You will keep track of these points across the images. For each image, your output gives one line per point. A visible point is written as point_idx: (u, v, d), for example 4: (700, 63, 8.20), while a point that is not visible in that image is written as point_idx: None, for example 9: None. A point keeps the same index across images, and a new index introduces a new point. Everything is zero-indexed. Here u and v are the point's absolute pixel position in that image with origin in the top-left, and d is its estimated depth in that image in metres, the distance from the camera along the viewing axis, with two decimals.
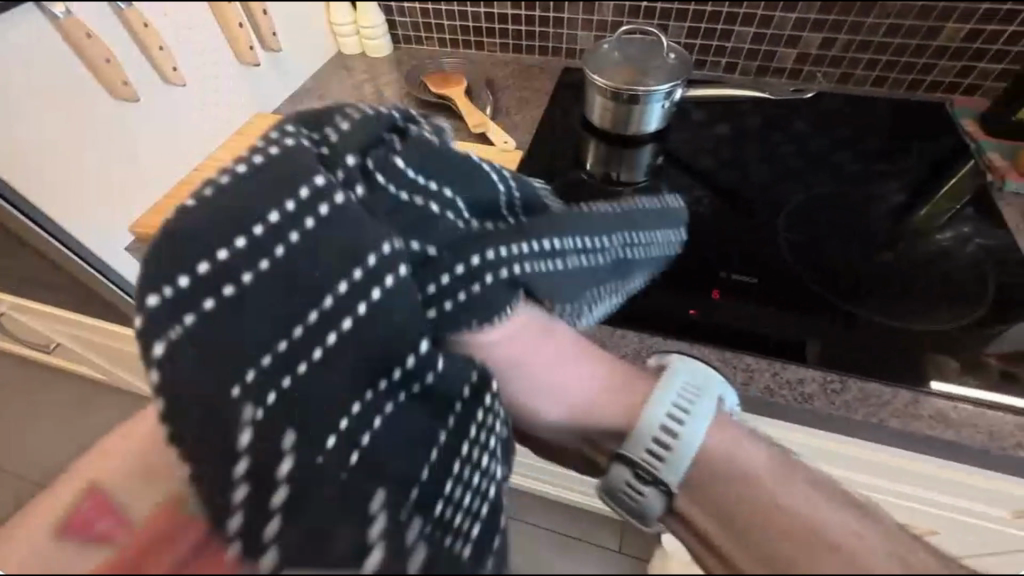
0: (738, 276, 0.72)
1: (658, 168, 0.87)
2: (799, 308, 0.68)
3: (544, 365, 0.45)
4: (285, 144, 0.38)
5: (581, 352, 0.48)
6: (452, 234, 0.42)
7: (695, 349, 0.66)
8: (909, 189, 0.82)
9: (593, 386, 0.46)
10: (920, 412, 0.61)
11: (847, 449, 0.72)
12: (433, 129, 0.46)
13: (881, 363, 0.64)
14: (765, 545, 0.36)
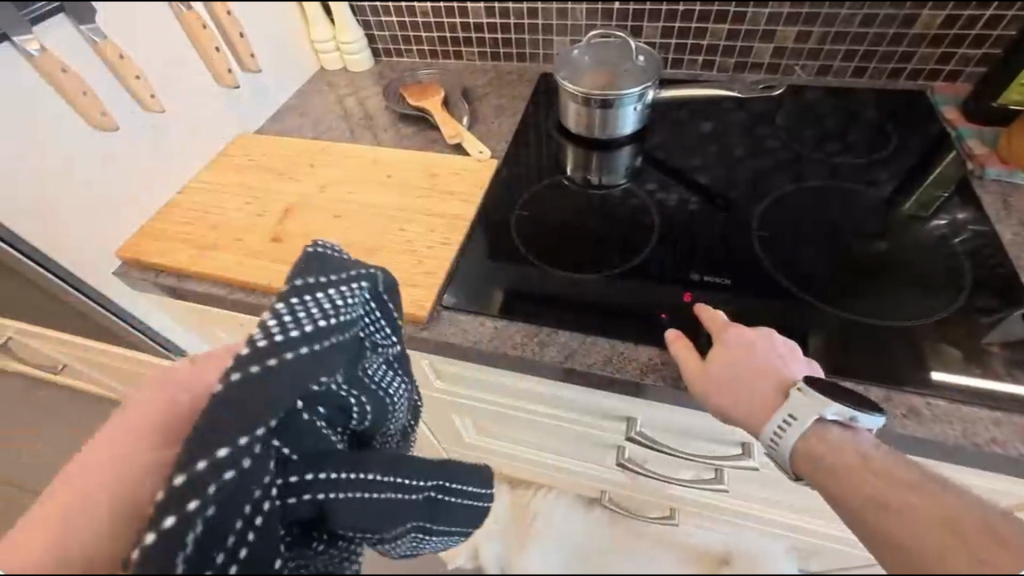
0: (711, 277, 0.68)
1: (638, 169, 0.85)
2: (770, 305, 0.65)
3: (718, 371, 0.53)
4: (248, 371, 0.35)
5: (752, 369, 0.52)
6: (316, 447, 0.38)
7: (663, 356, 0.60)
8: (896, 180, 0.81)
9: (755, 396, 0.50)
10: (892, 410, 0.56)
11: None
12: (340, 304, 0.40)
13: (868, 362, 0.60)
14: (883, 503, 0.40)
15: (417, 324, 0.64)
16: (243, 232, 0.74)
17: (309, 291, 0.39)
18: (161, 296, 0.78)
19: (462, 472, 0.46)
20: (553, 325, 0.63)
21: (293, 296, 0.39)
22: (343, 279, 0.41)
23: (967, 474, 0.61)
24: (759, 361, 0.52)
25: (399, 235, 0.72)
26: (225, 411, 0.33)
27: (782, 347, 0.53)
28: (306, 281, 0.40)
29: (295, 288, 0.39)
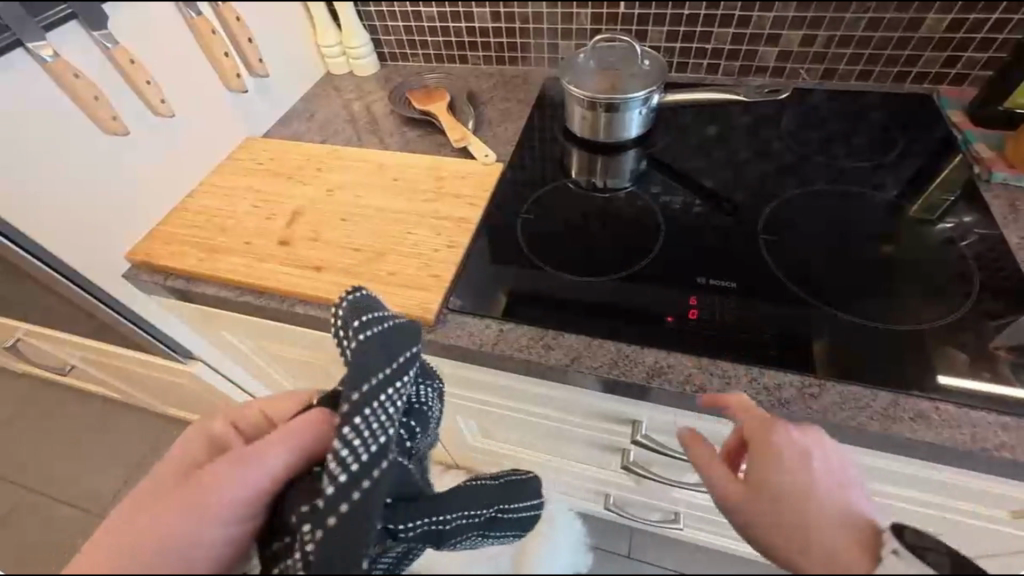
0: (716, 281, 0.68)
1: (643, 173, 0.85)
2: (776, 307, 0.65)
3: (780, 483, 0.42)
4: (340, 511, 0.36)
5: (828, 495, 0.41)
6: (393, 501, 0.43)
7: (671, 359, 0.60)
8: (902, 184, 0.81)
9: (813, 526, 0.39)
10: (900, 414, 0.56)
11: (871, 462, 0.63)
12: (399, 400, 0.42)
13: (874, 366, 0.59)
14: None
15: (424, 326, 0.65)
16: (253, 235, 0.75)
17: (370, 398, 0.40)
18: (169, 298, 0.78)
19: (518, 494, 0.54)
20: (559, 328, 0.63)
21: (357, 412, 0.39)
22: (395, 368, 0.42)
23: (975, 480, 0.61)
24: (832, 499, 0.40)
25: (407, 238, 0.72)
26: (346, 542, 0.36)
27: (839, 466, 0.43)
28: (367, 386, 0.40)
29: (358, 403, 0.39)
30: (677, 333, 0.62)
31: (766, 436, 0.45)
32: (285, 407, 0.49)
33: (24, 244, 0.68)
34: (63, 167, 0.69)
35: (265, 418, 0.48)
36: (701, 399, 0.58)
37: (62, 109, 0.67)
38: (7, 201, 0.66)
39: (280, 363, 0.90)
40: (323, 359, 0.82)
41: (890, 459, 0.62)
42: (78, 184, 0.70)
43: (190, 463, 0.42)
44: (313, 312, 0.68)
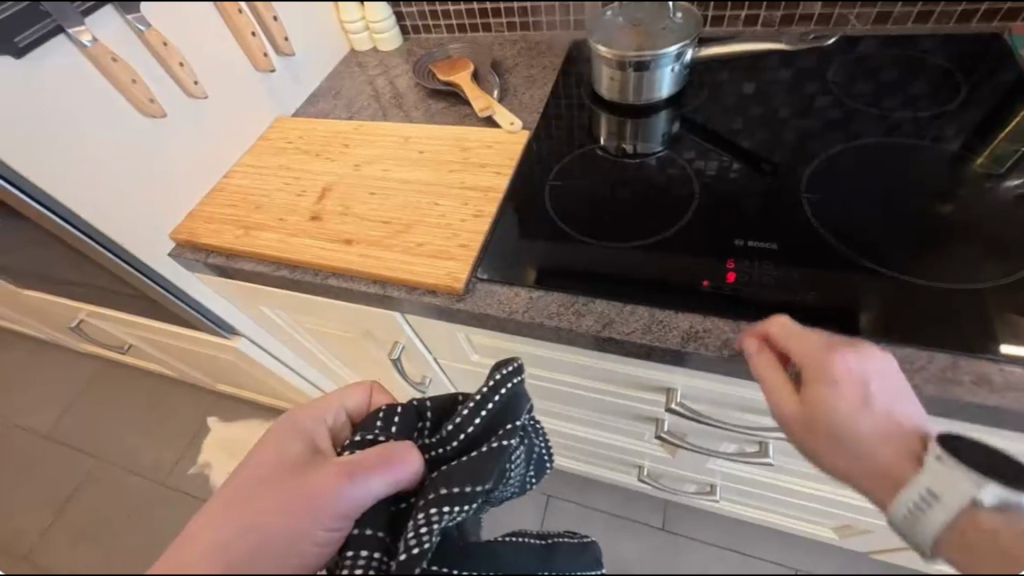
0: (757, 243, 0.65)
1: (676, 136, 0.81)
2: (822, 271, 0.61)
3: (846, 415, 0.45)
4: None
5: (880, 424, 0.45)
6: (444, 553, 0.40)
7: (707, 323, 0.58)
8: (967, 134, 0.75)
9: (867, 448, 0.45)
10: (959, 377, 0.52)
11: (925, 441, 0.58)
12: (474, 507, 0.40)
13: (929, 327, 0.55)
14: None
15: (453, 296, 0.65)
16: (286, 212, 0.77)
17: (448, 501, 0.39)
18: (211, 275, 0.82)
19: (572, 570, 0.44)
20: (590, 295, 0.62)
21: (429, 507, 0.39)
22: (485, 475, 0.40)
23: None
24: (887, 425, 0.45)
25: (434, 209, 0.72)
26: None
27: (892, 385, 0.47)
28: (467, 488, 0.39)
29: (445, 496, 0.39)
30: (712, 297, 0.59)
31: (827, 369, 0.47)
32: (360, 397, 0.51)
33: (80, 226, 0.69)
34: (111, 150, 0.71)
35: (347, 415, 0.50)
36: (739, 363, 0.56)
37: (103, 93, 0.69)
38: (62, 183, 0.66)
39: (316, 337, 0.93)
40: (355, 332, 0.84)
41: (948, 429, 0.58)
42: (130, 169, 0.73)
43: (291, 461, 0.43)
44: (346, 285, 0.69)
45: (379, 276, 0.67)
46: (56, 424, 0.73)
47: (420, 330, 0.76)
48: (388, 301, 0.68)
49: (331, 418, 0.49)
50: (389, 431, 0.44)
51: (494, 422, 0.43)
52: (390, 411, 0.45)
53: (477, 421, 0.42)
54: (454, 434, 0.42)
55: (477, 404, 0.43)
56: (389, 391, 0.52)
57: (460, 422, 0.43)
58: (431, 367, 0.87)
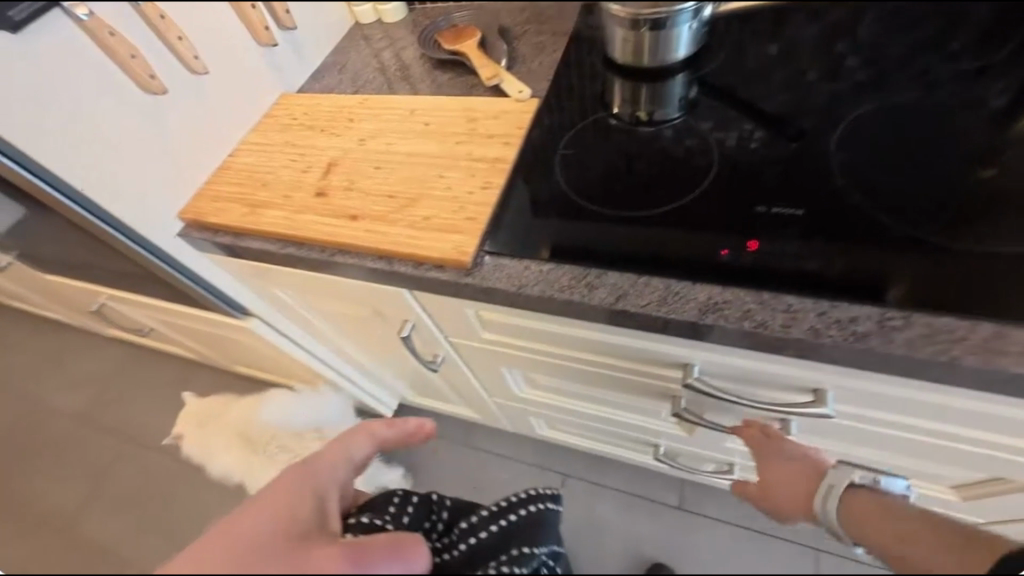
0: (781, 209, 0.59)
1: (694, 100, 0.77)
2: (857, 236, 0.54)
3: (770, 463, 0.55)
4: None
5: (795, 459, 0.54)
6: None
7: (726, 294, 0.53)
8: (1013, 93, 0.69)
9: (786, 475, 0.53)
10: (1009, 348, 0.45)
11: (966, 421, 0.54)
12: None
13: (983, 294, 0.48)
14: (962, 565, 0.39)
15: (460, 270, 0.63)
16: (291, 189, 0.75)
17: None
18: (220, 255, 0.81)
19: None
20: (602, 266, 0.58)
21: None
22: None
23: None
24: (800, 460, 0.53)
25: (440, 182, 0.70)
26: None
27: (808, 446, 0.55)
28: None
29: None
30: (734, 265, 0.54)
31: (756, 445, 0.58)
32: (366, 445, 0.46)
33: (76, 198, 0.69)
34: (112, 126, 0.69)
35: (353, 468, 0.45)
36: (764, 337, 0.51)
37: (101, 68, 0.68)
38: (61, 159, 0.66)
39: (329, 317, 0.93)
40: (366, 311, 0.84)
41: (998, 417, 0.51)
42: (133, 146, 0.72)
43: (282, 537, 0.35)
44: (353, 261, 0.68)
45: (385, 251, 0.65)
46: (88, 402, 0.76)
47: (430, 308, 0.75)
48: (395, 277, 0.67)
49: (337, 476, 0.43)
50: (399, 522, 0.45)
51: (511, 536, 0.43)
52: (406, 499, 0.47)
53: (490, 531, 0.43)
54: (465, 536, 0.43)
55: (496, 512, 0.44)
56: (399, 431, 0.48)
57: (472, 527, 0.44)
58: (443, 346, 0.86)
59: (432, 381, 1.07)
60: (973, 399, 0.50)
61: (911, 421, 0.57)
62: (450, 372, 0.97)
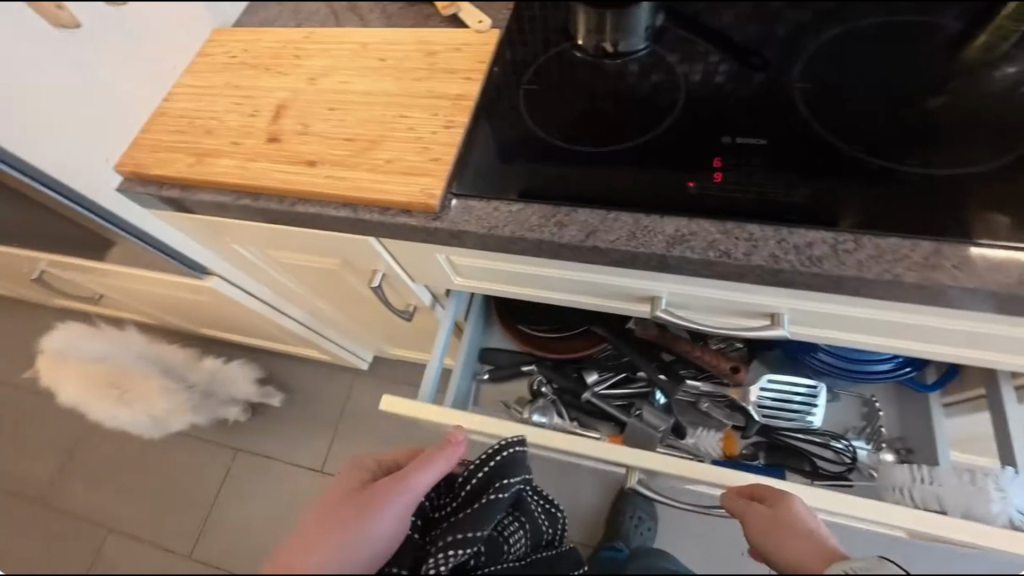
0: (745, 139, 0.60)
1: (660, 30, 0.74)
2: (815, 165, 0.56)
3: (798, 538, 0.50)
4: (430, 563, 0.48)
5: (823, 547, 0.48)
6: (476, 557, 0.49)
7: (692, 227, 0.54)
8: (966, 17, 0.70)
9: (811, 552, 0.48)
10: (944, 263, 0.48)
11: (904, 336, 0.59)
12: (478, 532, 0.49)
13: (924, 214, 0.51)
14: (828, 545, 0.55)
15: (429, 215, 0.61)
16: (240, 135, 0.70)
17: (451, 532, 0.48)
18: (169, 211, 0.76)
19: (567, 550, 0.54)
20: (572, 204, 0.57)
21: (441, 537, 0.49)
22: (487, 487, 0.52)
23: (1021, 342, 0.55)
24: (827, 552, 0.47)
25: (401, 123, 0.66)
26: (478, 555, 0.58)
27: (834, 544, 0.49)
28: (470, 532, 0.48)
29: (452, 541, 0.48)
30: (700, 198, 0.55)
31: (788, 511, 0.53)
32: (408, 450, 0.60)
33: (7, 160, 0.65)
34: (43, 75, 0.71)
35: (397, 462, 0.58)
36: (726, 266, 0.52)
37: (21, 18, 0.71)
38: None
39: (296, 273, 0.91)
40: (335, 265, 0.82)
41: (934, 329, 0.56)
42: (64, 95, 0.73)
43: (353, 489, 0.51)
44: (315, 210, 0.65)
45: (349, 198, 0.63)
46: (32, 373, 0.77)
47: (400, 255, 0.74)
48: (363, 226, 0.65)
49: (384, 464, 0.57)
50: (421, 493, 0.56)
51: (495, 475, 0.53)
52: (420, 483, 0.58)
53: (479, 475, 0.53)
54: (463, 485, 0.54)
55: (479, 462, 0.54)
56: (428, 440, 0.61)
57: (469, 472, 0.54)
58: (415, 295, 0.86)
59: (407, 331, 1.07)
60: (914, 313, 0.54)
61: (858, 340, 0.62)
62: (425, 320, 0.98)
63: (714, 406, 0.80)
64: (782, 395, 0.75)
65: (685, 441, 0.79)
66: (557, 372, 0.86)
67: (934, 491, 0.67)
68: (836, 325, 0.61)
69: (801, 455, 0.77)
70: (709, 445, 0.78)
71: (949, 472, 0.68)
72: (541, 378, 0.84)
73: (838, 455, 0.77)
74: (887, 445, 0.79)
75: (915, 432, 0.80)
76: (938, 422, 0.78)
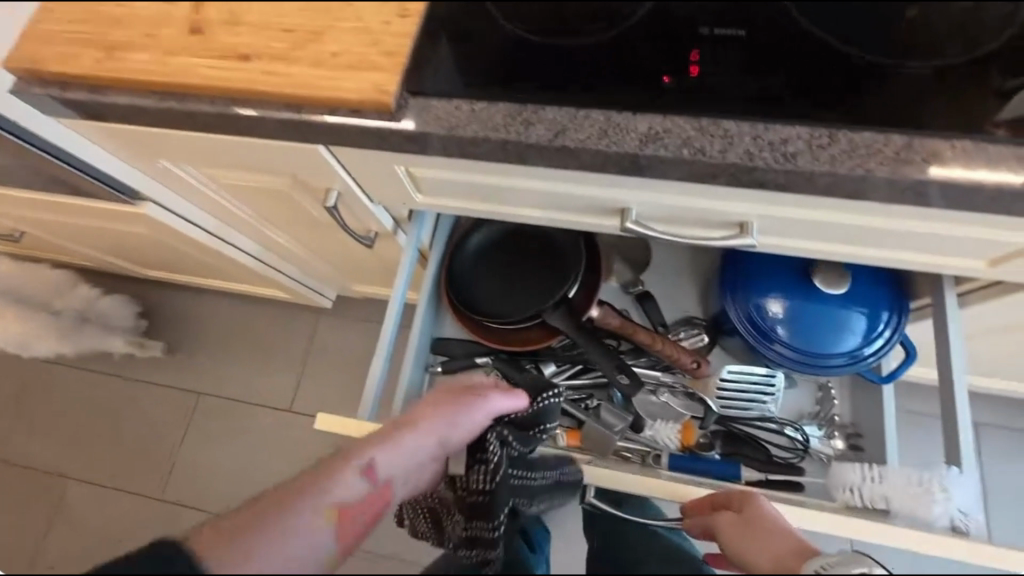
0: (725, 30, 0.52)
1: None
2: (797, 59, 0.51)
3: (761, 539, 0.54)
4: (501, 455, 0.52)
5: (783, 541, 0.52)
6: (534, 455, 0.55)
7: (667, 124, 0.51)
8: None
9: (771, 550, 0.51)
10: (914, 157, 0.48)
11: (864, 241, 0.60)
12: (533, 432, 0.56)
13: (900, 107, 0.49)
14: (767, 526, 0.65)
15: (385, 114, 0.55)
16: (155, 26, 0.60)
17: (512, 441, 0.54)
18: (82, 120, 0.67)
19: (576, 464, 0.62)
20: (541, 102, 0.53)
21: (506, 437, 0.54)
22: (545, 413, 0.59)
23: (974, 244, 0.57)
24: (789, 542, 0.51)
25: (346, 9, 0.58)
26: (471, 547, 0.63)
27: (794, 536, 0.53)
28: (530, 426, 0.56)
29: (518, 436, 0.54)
30: (675, 93, 0.51)
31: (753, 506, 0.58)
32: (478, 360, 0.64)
33: None
34: None
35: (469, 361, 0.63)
36: (701, 166, 0.50)
37: None
38: None
39: (242, 195, 0.84)
40: (288, 186, 0.76)
41: (895, 231, 0.57)
42: None
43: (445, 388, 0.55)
44: (253, 112, 0.58)
45: (291, 96, 0.56)
46: None
47: (354, 168, 0.68)
48: (311, 131, 0.58)
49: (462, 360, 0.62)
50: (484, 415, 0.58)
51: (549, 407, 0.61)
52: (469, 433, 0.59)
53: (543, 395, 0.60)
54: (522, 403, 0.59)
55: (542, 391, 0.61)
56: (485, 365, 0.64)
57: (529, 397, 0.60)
58: (375, 218, 0.81)
59: (371, 263, 1.03)
60: (879, 215, 0.54)
61: (821, 247, 0.63)
62: (388, 250, 0.94)
63: (671, 396, 0.81)
64: (741, 383, 0.77)
65: (643, 434, 0.78)
66: (513, 366, 0.80)
67: (880, 490, 0.64)
68: (802, 233, 0.61)
69: (756, 444, 0.79)
70: (665, 436, 0.78)
71: (898, 470, 0.64)
72: (496, 372, 0.79)
73: (791, 441, 0.80)
74: (838, 430, 0.80)
75: (865, 418, 0.80)
76: (887, 410, 0.77)
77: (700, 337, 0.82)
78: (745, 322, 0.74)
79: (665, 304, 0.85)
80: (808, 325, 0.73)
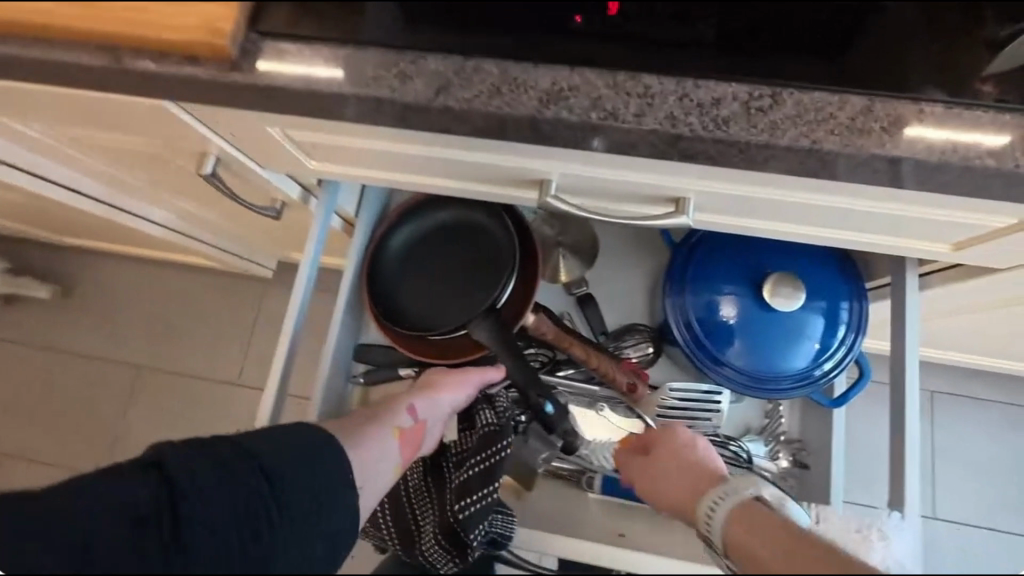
0: None
1: None
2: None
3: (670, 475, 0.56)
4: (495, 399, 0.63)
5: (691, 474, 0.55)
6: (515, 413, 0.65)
7: (574, 79, 0.41)
8: None
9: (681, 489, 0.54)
10: (871, 123, 0.39)
11: (814, 221, 0.52)
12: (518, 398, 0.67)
13: (865, 62, 0.39)
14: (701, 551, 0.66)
15: (225, 63, 0.43)
16: None
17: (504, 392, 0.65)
18: None
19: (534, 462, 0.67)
20: (418, 48, 0.41)
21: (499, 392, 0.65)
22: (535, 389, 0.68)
23: (937, 225, 0.49)
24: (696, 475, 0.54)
25: None
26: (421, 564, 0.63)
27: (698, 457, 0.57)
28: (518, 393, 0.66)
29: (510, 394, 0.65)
30: (586, 38, 0.39)
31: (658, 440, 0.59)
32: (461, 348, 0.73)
33: None
34: None
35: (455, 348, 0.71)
36: (616, 135, 0.41)
37: None
38: None
39: (114, 155, 0.71)
40: (159, 147, 0.64)
41: (847, 212, 0.49)
42: None
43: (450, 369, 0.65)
44: (62, 58, 0.45)
45: (102, 37, 0.43)
46: None
47: (224, 129, 0.56)
48: (142, 84, 0.46)
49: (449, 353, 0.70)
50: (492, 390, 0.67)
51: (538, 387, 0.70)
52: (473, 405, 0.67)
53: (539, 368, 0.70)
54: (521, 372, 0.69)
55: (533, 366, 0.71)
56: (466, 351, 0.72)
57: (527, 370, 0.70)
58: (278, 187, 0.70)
59: (289, 231, 0.92)
60: (830, 194, 0.46)
61: (766, 227, 0.55)
62: (300, 219, 0.83)
63: (612, 410, 0.73)
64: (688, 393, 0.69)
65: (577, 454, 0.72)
66: None
67: None
68: (745, 212, 0.53)
69: None
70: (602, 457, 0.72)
71: None
72: None
73: (736, 455, 0.71)
74: (783, 449, 0.77)
75: (812, 434, 0.77)
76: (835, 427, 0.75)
77: (645, 348, 0.73)
78: (683, 326, 0.68)
79: (609, 306, 0.77)
80: (759, 334, 0.67)
